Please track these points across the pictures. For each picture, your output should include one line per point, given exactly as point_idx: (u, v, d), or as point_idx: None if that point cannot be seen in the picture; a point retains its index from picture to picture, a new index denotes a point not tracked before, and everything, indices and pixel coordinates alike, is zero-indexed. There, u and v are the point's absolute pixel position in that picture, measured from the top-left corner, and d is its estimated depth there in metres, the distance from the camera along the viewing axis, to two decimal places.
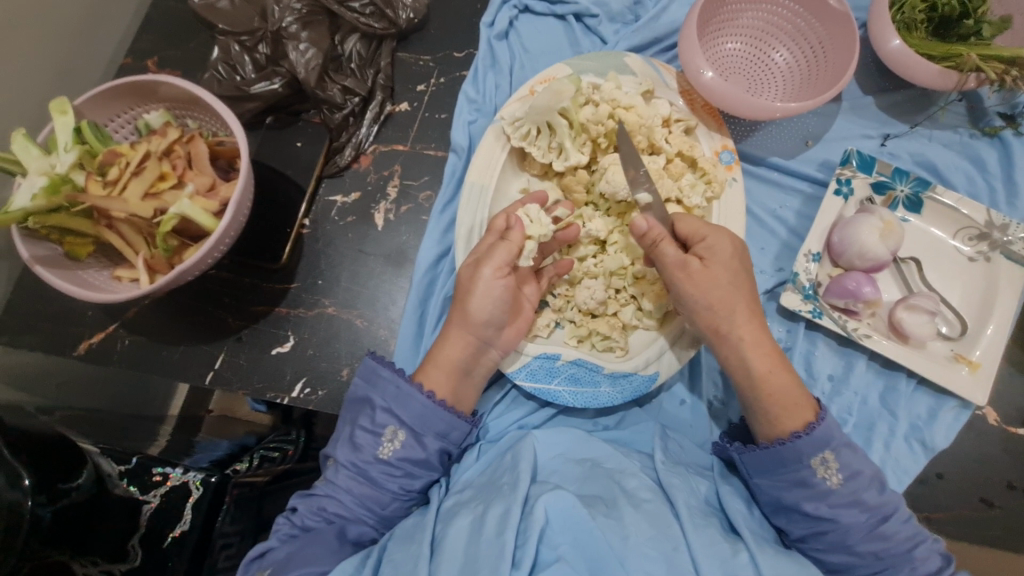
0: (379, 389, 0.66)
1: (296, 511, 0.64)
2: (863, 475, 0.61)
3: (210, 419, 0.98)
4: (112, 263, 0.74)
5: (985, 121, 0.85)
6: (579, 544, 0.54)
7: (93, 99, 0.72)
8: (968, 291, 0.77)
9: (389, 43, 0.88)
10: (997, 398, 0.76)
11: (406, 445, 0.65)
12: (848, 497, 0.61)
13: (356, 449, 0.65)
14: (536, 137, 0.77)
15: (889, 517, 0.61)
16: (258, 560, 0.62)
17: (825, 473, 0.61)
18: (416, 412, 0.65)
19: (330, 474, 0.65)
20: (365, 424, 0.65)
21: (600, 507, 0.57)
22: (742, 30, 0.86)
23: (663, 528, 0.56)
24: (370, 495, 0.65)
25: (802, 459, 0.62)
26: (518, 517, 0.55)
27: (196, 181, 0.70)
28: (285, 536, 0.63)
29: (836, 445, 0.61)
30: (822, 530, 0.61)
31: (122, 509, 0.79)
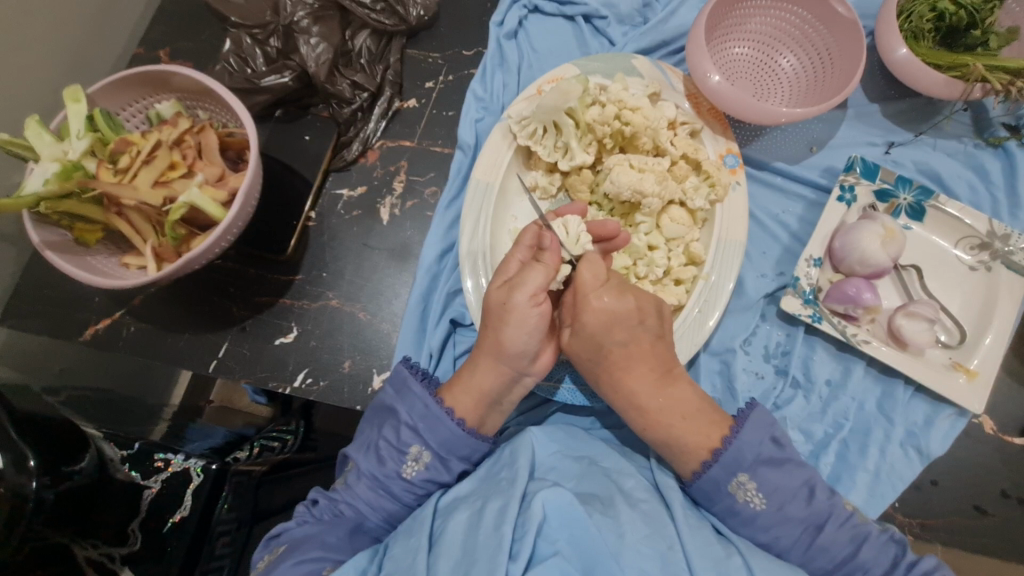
0: (407, 404, 0.66)
1: (316, 504, 0.66)
2: (783, 490, 0.61)
3: (209, 410, 0.97)
4: (120, 250, 0.75)
5: (989, 131, 0.86)
6: (575, 540, 0.54)
7: (107, 87, 0.73)
8: (968, 300, 0.78)
9: (399, 39, 0.89)
10: (995, 406, 0.76)
11: (431, 467, 0.66)
12: (777, 515, 0.60)
13: (380, 463, 0.66)
14: (542, 136, 0.78)
15: (824, 526, 0.60)
16: (275, 539, 0.64)
17: (746, 497, 0.61)
18: (443, 438, 0.65)
19: (350, 479, 0.66)
20: (390, 437, 0.66)
21: (596, 505, 0.57)
22: (750, 36, 0.87)
23: (659, 528, 0.57)
24: (387, 507, 0.66)
25: (722, 488, 0.62)
26: (516, 512, 0.55)
27: (205, 171, 0.71)
28: (303, 521, 0.64)
29: (748, 467, 0.61)
30: (771, 550, 0.61)
31: (123, 494, 0.80)
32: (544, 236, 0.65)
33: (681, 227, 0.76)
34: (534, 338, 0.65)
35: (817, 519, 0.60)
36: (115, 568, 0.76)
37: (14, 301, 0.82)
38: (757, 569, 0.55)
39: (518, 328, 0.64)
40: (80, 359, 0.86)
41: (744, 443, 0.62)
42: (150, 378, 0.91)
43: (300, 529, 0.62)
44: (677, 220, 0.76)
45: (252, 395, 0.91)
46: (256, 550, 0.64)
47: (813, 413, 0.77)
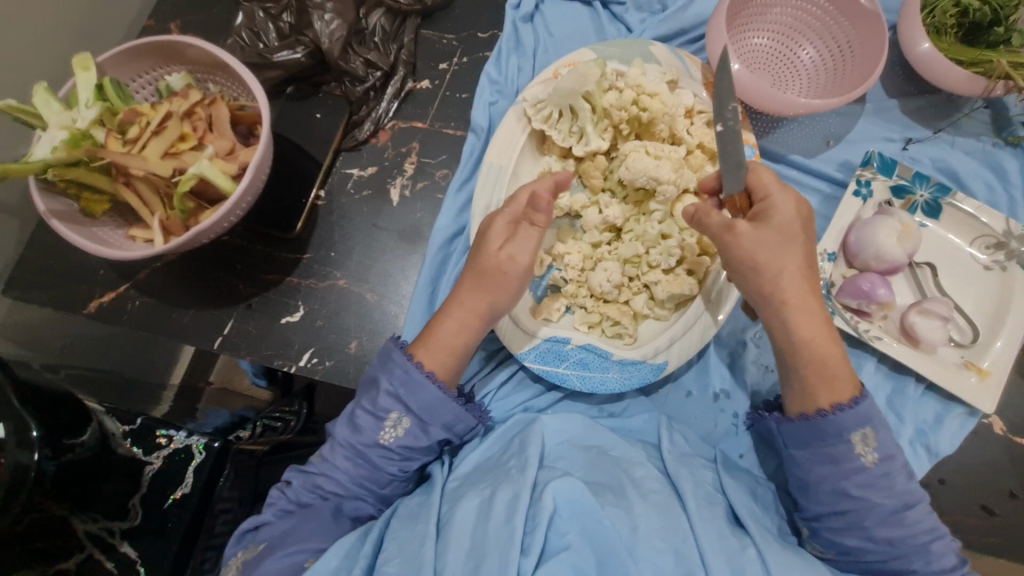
0: (388, 371, 0.64)
1: (290, 485, 0.63)
2: (896, 460, 0.60)
3: (210, 391, 1.01)
4: (126, 222, 0.74)
5: (1009, 130, 0.84)
6: (586, 532, 0.54)
7: (118, 56, 0.72)
8: (982, 300, 0.77)
9: (413, 19, 0.88)
10: (1006, 406, 0.75)
11: (410, 432, 0.63)
12: (881, 477, 0.59)
13: (356, 431, 0.63)
14: (557, 120, 0.77)
15: (914, 505, 0.59)
16: (252, 532, 0.62)
17: (862, 450, 0.60)
18: (424, 402, 0.63)
19: (325, 452, 0.64)
20: (368, 406, 0.63)
21: (608, 496, 0.57)
22: (771, 26, 0.85)
23: (672, 522, 0.57)
24: (369, 477, 0.64)
25: (842, 434, 0.60)
26: (528, 501, 0.55)
27: (216, 144, 0.70)
28: (281, 512, 0.63)
29: (877, 423, 0.60)
30: (844, 510, 0.60)
31: (125, 470, 0.80)
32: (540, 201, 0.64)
33: None
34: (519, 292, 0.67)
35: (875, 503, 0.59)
36: (114, 541, 0.77)
37: (18, 271, 0.80)
38: (773, 566, 0.54)
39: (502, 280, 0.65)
40: (87, 340, 0.89)
41: (873, 401, 0.61)
42: (150, 356, 0.96)
43: (275, 526, 0.60)
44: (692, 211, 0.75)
45: (253, 379, 0.91)
46: (229, 546, 0.62)
47: None
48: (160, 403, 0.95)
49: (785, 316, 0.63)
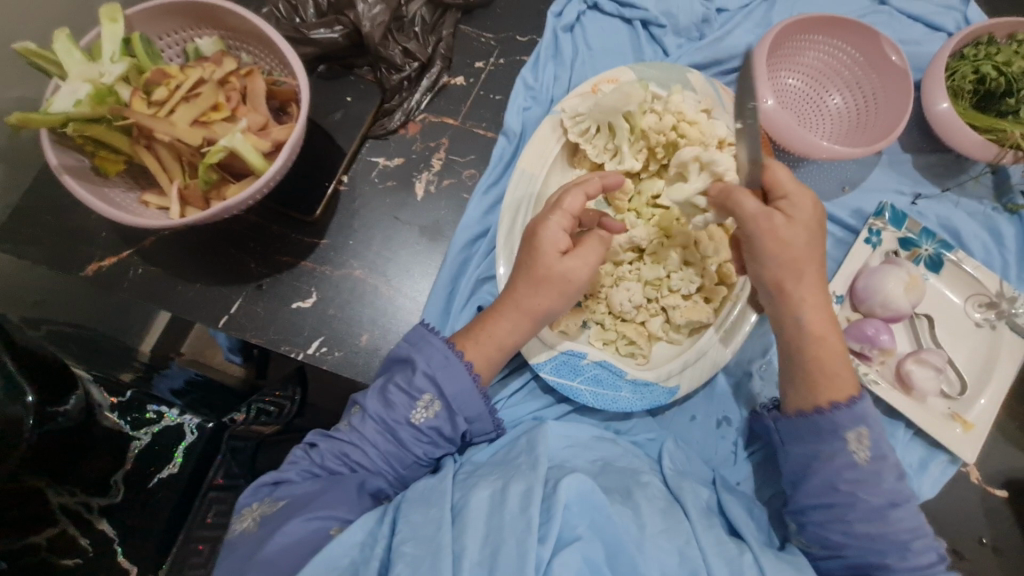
0: (424, 354, 0.63)
1: (316, 447, 0.63)
2: (888, 459, 0.62)
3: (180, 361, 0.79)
4: (139, 186, 0.70)
5: (1008, 197, 0.88)
6: (596, 528, 0.54)
7: (149, 12, 0.68)
8: (972, 355, 0.81)
9: (454, 13, 0.87)
10: (984, 460, 0.79)
11: (439, 416, 0.63)
12: (870, 475, 0.61)
13: (387, 406, 0.63)
14: (593, 135, 0.78)
15: (899, 504, 0.61)
16: (271, 487, 0.61)
17: (855, 447, 0.62)
18: (457, 390, 0.63)
19: (355, 421, 0.63)
20: (402, 383, 0.63)
21: (616, 495, 0.59)
22: (802, 69, 0.88)
23: (675, 523, 0.58)
24: (394, 454, 0.63)
25: (837, 431, 0.62)
26: (541, 497, 0.55)
27: (249, 117, 0.67)
28: (306, 473, 0.61)
29: (871, 423, 0.62)
30: (831, 503, 0.61)
31: (109, 446, 0.76)
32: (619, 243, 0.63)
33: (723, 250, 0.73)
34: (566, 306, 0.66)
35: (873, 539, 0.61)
36: (90, 516, 0.73)
37: (12, 224, 0.77)
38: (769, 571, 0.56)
39: (558, 301, 0.65)
40: (65, 287, 0.77)
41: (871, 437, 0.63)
42: (129, 310, 0.77)
43: (301, 484, 0.60)
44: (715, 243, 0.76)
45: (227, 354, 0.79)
46: (244, 495, 0.61)
47: None
48: (127, 369, 0.80)
49: (799, 314, 0.65)
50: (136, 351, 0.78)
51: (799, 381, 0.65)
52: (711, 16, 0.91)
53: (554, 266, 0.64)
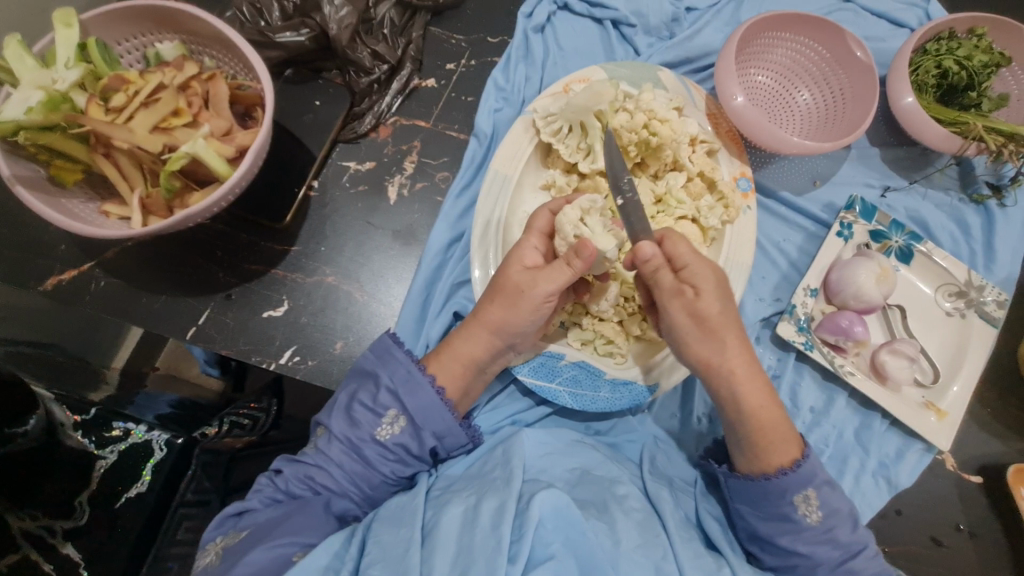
0: (389, 368, 0.63)
1: (281, 474, 0.61)
2: (840, 513, 0.62)
3: (154, 376, 0.79)
4: (99, 196, 0.68)
5: (974, 188, 0.90)
6: (571, 543, 0.53)
7: (104, 16, 0.66)
8: (944, 344, 0.82)
9: (423, 15, 0.87)
10: (958, 446, 0.80)
11: (405, 432, 0.62)
12: (824, 535, 0.61)
13: (352, 425, 0.61)
14: (566, 135, 0.77)
15: (860, 553, 0.61)
16: (235, 518, 0.59)
17: (806, 510, 0.61)
18: (421, 403, 0.62)
19: (321, 443, 0.62)
20: (366, 401, 0.62)
21: (591, 510, 0.57)
22: (771, 66, 0.89)
23: (652, 537, 0.57)
24: (361, 474, 0.62)
25: (785, 495, 0.61)
26: (513, 512, 0.54)
27: (211, 122, 0.65)
28: (268, 499, 0.60)
29: (818, 484, 0.62)
30: (794, 564, 0.61)
31: (72, 465, 0.74)
32: (583, 248, 0.60)
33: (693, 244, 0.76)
34: (535, 324, 0.65)
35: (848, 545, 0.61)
36: (54, 541, 0.71)
37: None
38: None
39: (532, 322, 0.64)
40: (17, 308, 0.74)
41: None
42: (98, 329, 0.75)
43: (265, 512, 0.58)
44: (689, 237, 0.77)
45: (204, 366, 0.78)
46: (209, 530, 0.59)
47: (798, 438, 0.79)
48: (97, 387, 0.79)
49: (733, 384, 0.64)
50: (105, 369, 0.78)
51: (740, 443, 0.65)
52: (681, 15, 0.92)
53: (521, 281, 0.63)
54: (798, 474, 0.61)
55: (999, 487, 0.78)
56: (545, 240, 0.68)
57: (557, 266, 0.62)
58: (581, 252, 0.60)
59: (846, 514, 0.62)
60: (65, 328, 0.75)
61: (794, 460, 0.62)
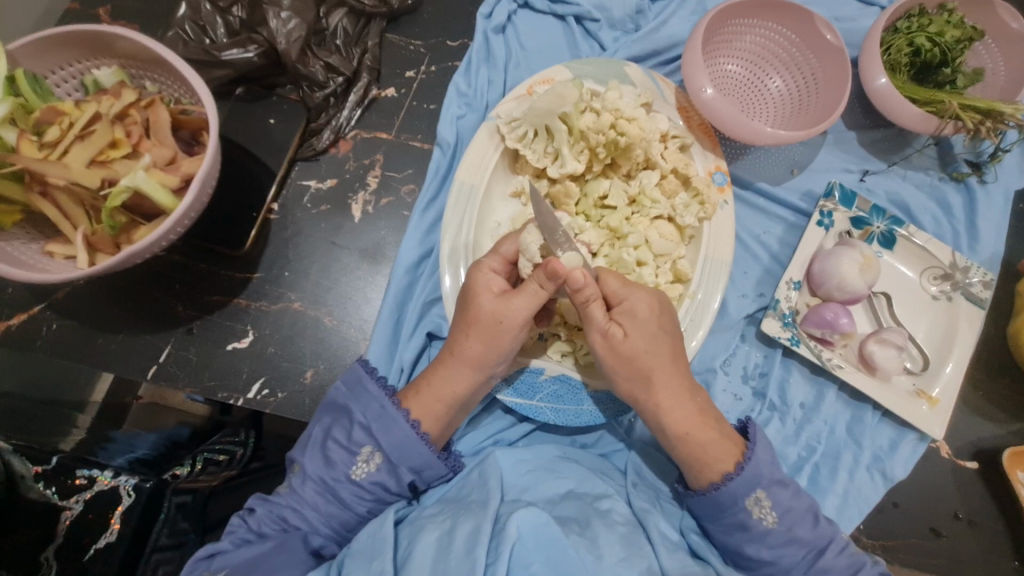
0: (361, 403, 0.60)
1: (253, 513, 0.58)
2: (794, 512, 0.60)
3: (136, 409, 0.77)
4: (44, 236, 0.64)
5: (954, 167, 0.88)
6: (552, 564, 0.50)
7: (33, 45, 0.62)
8: (932, 328, 0.80)
9: (378, 22, 0.83)
10: (952, 433, 0.79)
11: (381, 470, 0.59)
12: (785, 536, 0.59)
13: (328, 465, 0.59)
14: (532, 139, 0.75)
15: (825, 550, 0.60)
16: (207, 561, 0.54)
17: (760, 514, 0.60)
18: (396, 440, 0.59)
19: (294, 483, 0.59)
20: (341, 438, 0.59)
21: (574, 526, 0.55)
22: (740, 53, 0.86)
23: (636, 550, 0.54)
24: (336, 515, 0.59)
25: (737, 503, 0.60)
26: (489, 535, 0.52)
27: (154, 152, 0.62)
28: (241, 539, 0.56)
29: (765, 484, 0.60)
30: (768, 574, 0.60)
31: (32, 520, 0.64)
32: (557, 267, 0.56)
33: (671, 244, 0.73)
34: (510, 351, 0.63)
35: (814, 541, 0.60)
36: None
37: None
38: None
39: (502, 339, 0.61)
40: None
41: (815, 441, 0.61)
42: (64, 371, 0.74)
43: (239, 552, 0.54)
44: (665, 236, 0.74)
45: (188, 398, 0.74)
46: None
47: (789, 436, 0.78)
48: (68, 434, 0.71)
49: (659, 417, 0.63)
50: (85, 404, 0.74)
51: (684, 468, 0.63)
52: (645, 7, 0.89)
53: (486, 307, 0.61)
54: (742, 477, 0.60)
55: (995, 471, 0.77)
56: (508, 266, 0.65)
57: (530, 287, 0.59)
58: (548, 270, 0.57)
59: (802, 511, 0.61)
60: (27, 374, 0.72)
61: (752, 465, 0.60)
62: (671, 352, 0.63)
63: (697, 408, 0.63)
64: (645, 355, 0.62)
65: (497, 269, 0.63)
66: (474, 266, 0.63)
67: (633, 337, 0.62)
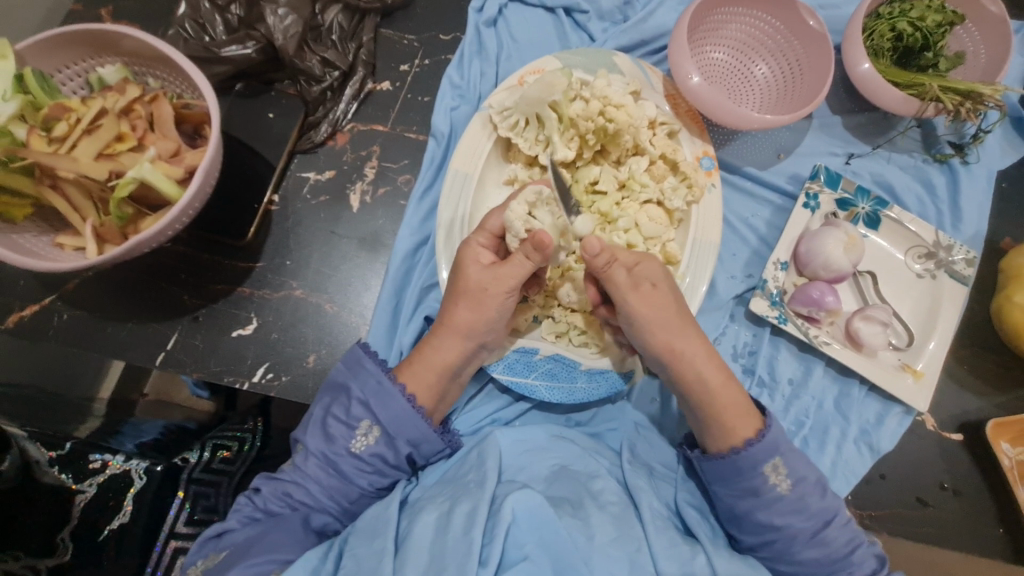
0: (359, 379, 0.62)
1: (259, 493, 0.60)
2: (808, 481, 0.63)
3: (144, 403, 0.78)
4: (54, 229, 0.67)
5: (937, 148, 0.90)
6: (545, 545, 0.53)
7: (41, 44, 0.64)
8: (917, 305, 0.83)
9: (372, 17, 0.85)
10: (937, 406, 0.81)
11: (380, 443, 0.62)
12: (784, 505, 0.61)
13: (328, 440, 0.61)
14: (523, 128, 0.77)
15: (830, 522, 0.62)
16: (215, 540, 0.58)
17: (775, 480, 0.62)
18: (393, 414, 0.62)
19: (297, 460, 0.61)
20: (340, 414, 0.62)
21: (566, 508, 0.57)
22: (726, 41, 0.88)
23: (627, 531, 0.57)
24: (339, 489, 0.61)
25: (756, 467, 0.62)
26: (486, 516, 0.54)
27: (158, 145, 0.64)
28: (247, 518, 0.59)
29: (784, 451, 0.62)
30: (771, 540, 0.62)
31: (50, 500, 0.72)
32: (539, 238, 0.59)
33: (659, 227, 0.76)
34: (500, 323, 0.66)
35: (821, 513, 0.62)
36: None
37: None
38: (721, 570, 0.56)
39: (496, 317, 0.63)
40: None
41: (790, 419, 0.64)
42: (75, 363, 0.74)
43: (244, 531, 0.57)
44: (654, 220, 0.77)
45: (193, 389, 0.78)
46: (189, 553, 0.58)
47: (778, 411, 0.80)
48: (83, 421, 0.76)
49: None
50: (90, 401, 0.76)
51: (709, 433, 0.65)
52: None
53: (474, 277, 0.63)
54: (756, 448, 0.62)
55: (980, 442, 0.79)
56: (496, 241, 0.67)
57: (517, 260, 0.62)
58: (535, 242, 0.59)
59: (814, 482, 0.63)
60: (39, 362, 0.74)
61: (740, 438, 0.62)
62: (659, 330, 0.65)
63: (682, 383, 0.66)
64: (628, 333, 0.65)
65: (489, 253, 0.66)
66: (463, 244, 0.66)
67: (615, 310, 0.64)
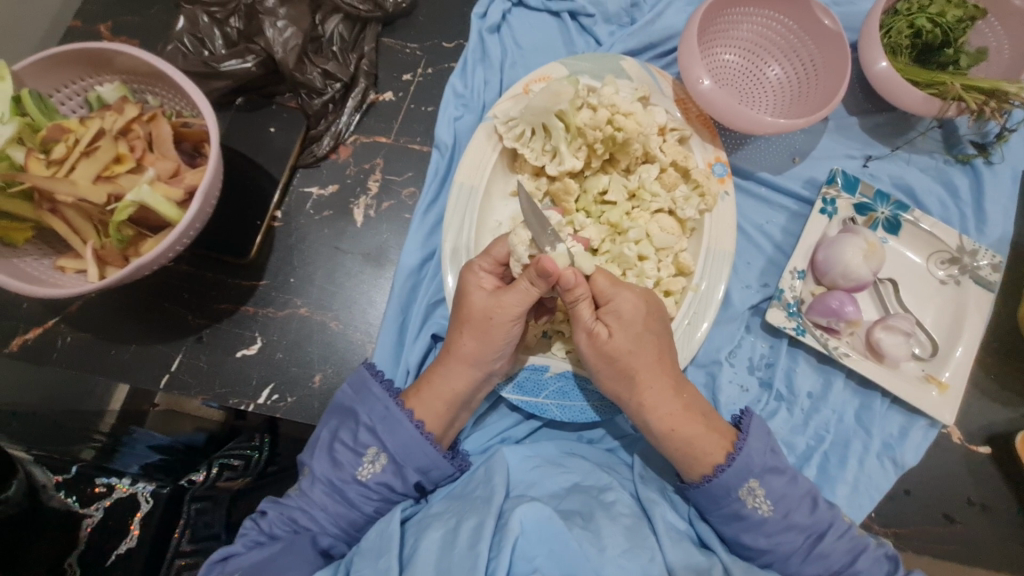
0: (366, 405, 0.61)
1: (265, 516, 0.59)
2: (789, 498, 0.61)
3: (154, 415, 0.76)
4: (54, 251, 0.66)
5: (959, 148, 0.87)
6: (554, 556, 0.51)
7: (38, 64, 0.63)
8: (941, 314, 0.80)
9: (373, 27, 0.84)
10: (963, 418, 0.78)
11: (387, 470, 0.60)
12: (781, 524, 0.60)
13: (335, 466, 0.60)
14: (529, 138, 0.75)
15: (824, 534, 0.61)
16: (222, 564, 0.56)
17: (755, 503, 0.60)
18: (401, 441, 0.60)
19: (304, 485, 0.60)
20: (347, 440, 0.61)
21: (576, 520, 0.55)
22: (737, 42, 0.86)
23: (640, 541, 0.55)
24: (344, 514, 0.60)
25: (731, 493, 0.61)
26: (493, 529, 0.53)
27: (157, 165, 0.63)
28: (253, 542, 0.57)
29: (758, 473, 0.61)
30: (767, 561, 0.61)
31: (58, 522, 0.73)
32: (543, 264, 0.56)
33: (672, 237, 0.73)
34: (507, 349, 0.63)
35: (812, 528, 0.61)
36: None
37: None
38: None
39: (503, 337, 0.62)
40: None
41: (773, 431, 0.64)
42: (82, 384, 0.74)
43: (250, 554, 0.55)
44: (666, 230, 0.74)
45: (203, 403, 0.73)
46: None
47: (798, 425, 0.78)
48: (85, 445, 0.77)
49: (642, 416, 0.63)
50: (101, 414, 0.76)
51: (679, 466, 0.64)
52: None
53: (478, 305, 0.62)
54: (733, 468, 0.61)
55: (1009, 455, 0.76)
56: (499, 266, 0.64)
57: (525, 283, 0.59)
58: (539, 268, 0.57)
59: (803, 496, 0.62)
60: (47, 386, 0.74)
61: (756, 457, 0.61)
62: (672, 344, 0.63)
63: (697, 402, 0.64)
64: (642, 348, 0.63)
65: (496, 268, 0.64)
66: (464, 269, 0.64)
67: (617, 336, 0.62)
